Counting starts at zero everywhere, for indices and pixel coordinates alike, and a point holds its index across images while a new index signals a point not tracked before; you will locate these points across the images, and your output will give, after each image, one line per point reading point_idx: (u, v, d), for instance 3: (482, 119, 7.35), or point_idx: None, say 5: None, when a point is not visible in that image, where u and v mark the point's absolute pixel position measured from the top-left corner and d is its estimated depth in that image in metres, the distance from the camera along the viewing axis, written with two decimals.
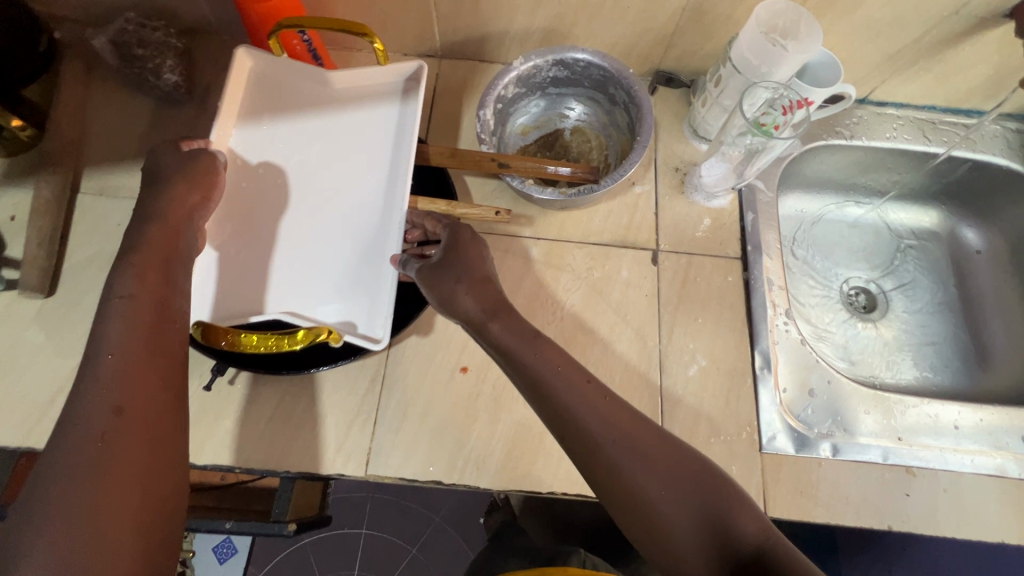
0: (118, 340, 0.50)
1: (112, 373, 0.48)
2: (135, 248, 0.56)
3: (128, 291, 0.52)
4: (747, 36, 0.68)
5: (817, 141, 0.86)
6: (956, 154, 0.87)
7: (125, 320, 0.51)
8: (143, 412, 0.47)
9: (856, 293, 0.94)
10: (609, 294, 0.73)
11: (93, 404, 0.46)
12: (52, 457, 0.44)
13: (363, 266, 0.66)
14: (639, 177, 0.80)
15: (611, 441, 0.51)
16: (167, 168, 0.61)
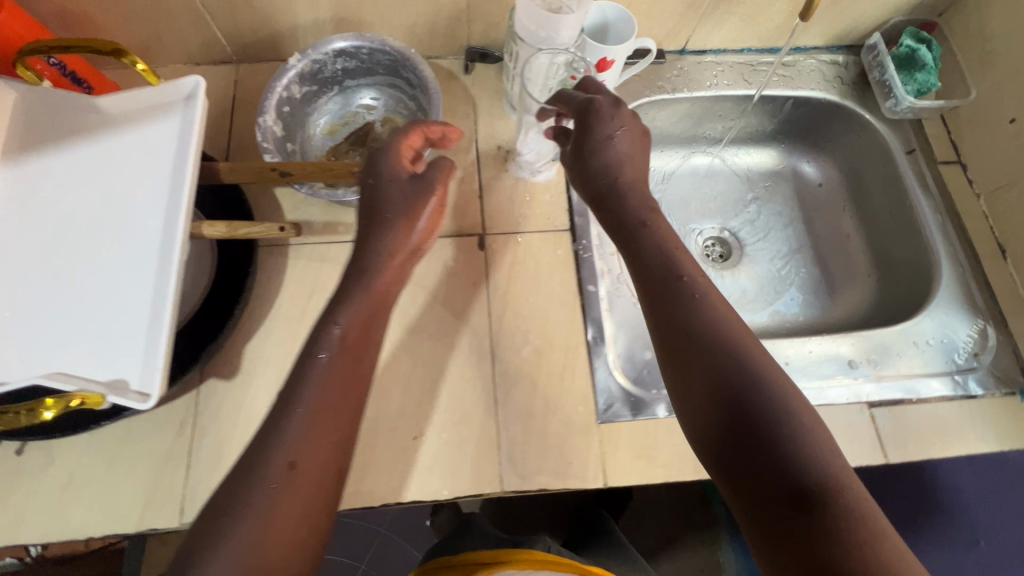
0: (313, 400, 0.48)
1: (301, 431, 0.47)
2: (357, 281, 0.56)
3: (329, 347, 0.51)
4: (524, 7, 0.65)
5: (641, 99, 0.84)
6: (777, 94, 0.88)
7: (328, 373, 0.50)
8: (316, 472, 0.46)
9: (712, 243, 0.95)
10: (434, 288, 0.70)
11: (258, 486, 0.44)
12: (241, 507, 0.43)
13: (126, 314, 0.56)
14: (459, 161, 0.77)
15: (734, 396, 0.46)
16: (399, 190, 0.59)
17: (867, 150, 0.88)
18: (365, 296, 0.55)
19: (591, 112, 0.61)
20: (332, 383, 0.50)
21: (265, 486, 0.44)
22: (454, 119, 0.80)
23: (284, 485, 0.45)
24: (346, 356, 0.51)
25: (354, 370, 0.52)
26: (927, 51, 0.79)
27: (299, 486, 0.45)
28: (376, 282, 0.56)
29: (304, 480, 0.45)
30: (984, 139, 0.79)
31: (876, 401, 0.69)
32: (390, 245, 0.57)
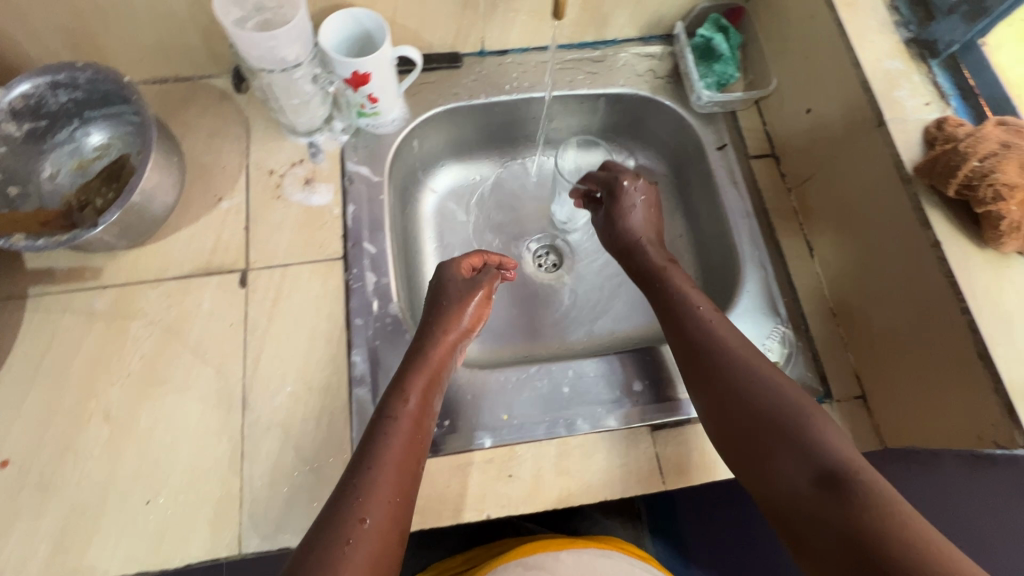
0: (389, 451, 0.52)
1: (388, 472, 0.50)
2: (411, 365, 0.59)
3: (397, 411, 0.55)
4: (242, 44, 0.58)
5: (433, 107, 0.78)
6: (586, 93, 0.82)
7: (397, 437, 0.53)
8: (384, 531, 0.47)
9: (543, 253, 0.90)
10: (186, 334, 0.65)
11: (372, 504, 0.48)
12: (330, 536, 0.45)
13: None
14: (226, 190, 0.72)
15: (771, 403, 0.53)
16: (455, 288, 0.66)
17: (686, 147, 0.83)
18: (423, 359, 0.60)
19: (614, 188, 0.76)
20: (403, 442, 0.53)
21: (350, 519, 0.46)
22: (223, 143, 0.74)
23: (387, 487, 0.49)
24: (421, 375, 0.58)
25: (431, 396, 0.58)
26: (721, 40, 0.75)
27: (390, 484, 0.49)
28: (430, 359, 0.60)
29: (391, 500, 0.49)
30: (789, 129, 0.75)
31: (661, 423, 0.64)
32: (434, 348, 0.61)
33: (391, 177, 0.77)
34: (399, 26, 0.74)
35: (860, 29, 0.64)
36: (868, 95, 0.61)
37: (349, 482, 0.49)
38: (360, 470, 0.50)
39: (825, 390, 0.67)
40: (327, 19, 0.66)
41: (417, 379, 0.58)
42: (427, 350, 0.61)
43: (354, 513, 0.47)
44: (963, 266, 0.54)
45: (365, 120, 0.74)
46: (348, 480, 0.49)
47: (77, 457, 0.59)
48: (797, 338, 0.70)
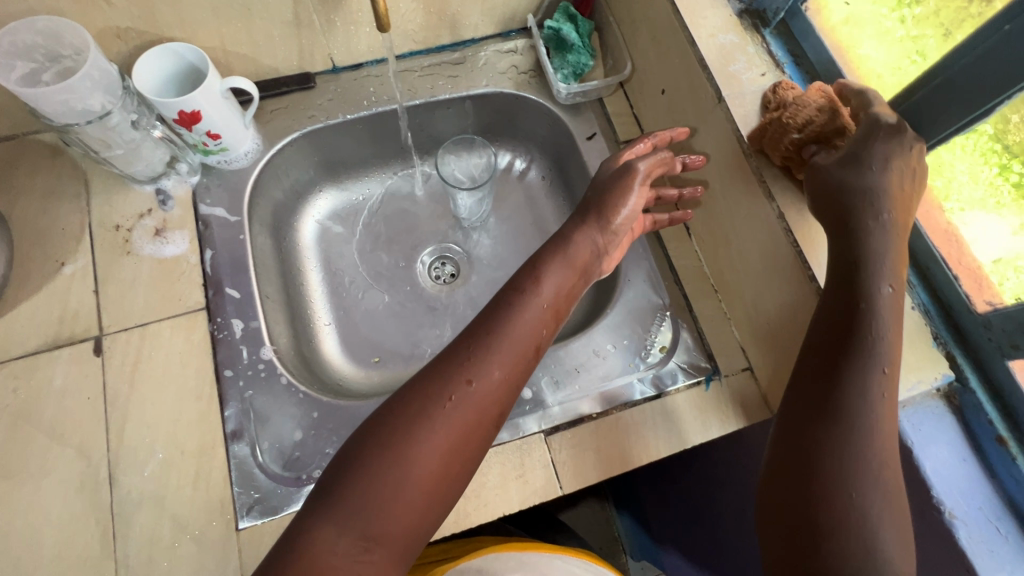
0: (517, 328, 0.52)
1: (504, 344, 0.51)
2: (561, 242, 0.61)
3: (544, 282, 0.57)
4: (35, 105, 0.54)
5: (288, 134, 0.75)
6: (449, 97, 0.79)
7: (527, 314, 0.53)
8: (480, 406, 0.48)
9: (439, 262, 0.88)
10: (39, 415, 0.60)
11: (481, 369, 0.49)
12: (440, 381, 0.47)
13: None
14: (70, 253, 0.67)
15: (876, 391, 0.44)
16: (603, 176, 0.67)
17: (561, 139, 0.82)
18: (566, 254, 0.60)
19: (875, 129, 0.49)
20: (524, 321, 0.53)
21: (459, 376, 0.48)
22: (60, 202, 0.69)
23: (500, 368, 0.49)
24: (558, 263, 0.59)
25: (558, 301, 0.57)
26: (570, 30, 0.74)
27: (506, 359, 0.50)
28: (573, 253, 0.60)
29: (501, 373, 0.49)
30: (651, 111, 0.74)
31: (555, 426, 0.64)
32: (593, 226, 0.63)
33: (253, 215, 0.73)
34: (233, 54, 0.69)
35: (692, 6, 0.63)
36: (705, 72, 0.61)
37: (470, 339, 0.51)
38: (482, 337, 0.51)
39: (713, 366, 0.68)
40: (147, 53, 0.62)
41: (558, 270, 0.58)
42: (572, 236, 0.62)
43: (461, 372, 0.48)
44: (806, 235, 0.55)
45: (214, 157, 0.70)
46: (464, 343, 0.51)
47: None
48: (682, 319, 0.70)
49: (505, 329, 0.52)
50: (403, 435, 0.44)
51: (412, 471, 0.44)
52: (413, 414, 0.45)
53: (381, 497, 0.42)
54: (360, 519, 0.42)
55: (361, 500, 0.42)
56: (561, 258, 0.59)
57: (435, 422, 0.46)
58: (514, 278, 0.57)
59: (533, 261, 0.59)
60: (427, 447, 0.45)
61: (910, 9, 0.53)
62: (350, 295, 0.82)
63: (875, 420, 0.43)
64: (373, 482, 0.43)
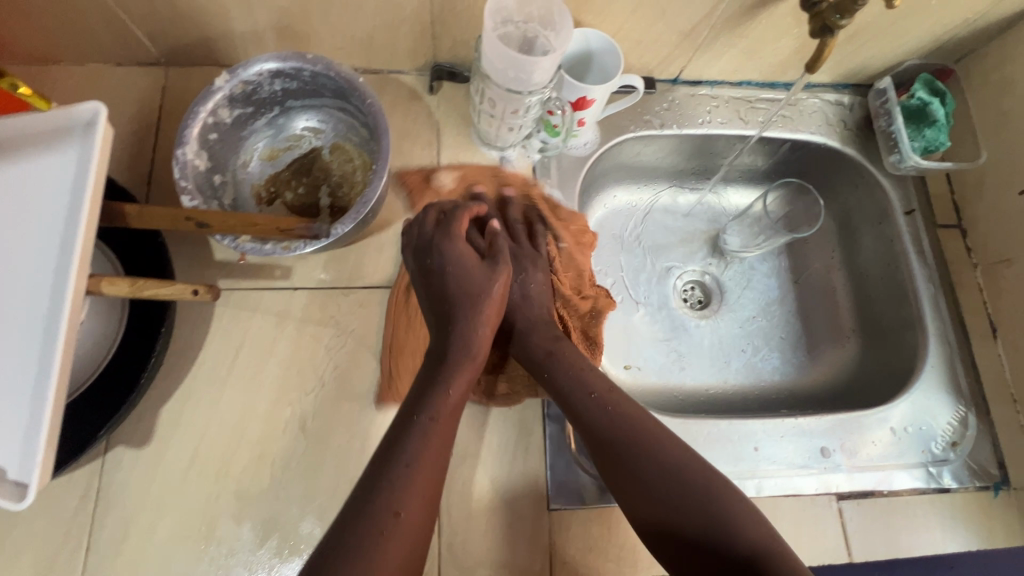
0: (417, 455, 0.48)
1: (421, 443, 0.49)
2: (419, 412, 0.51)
3: (438, 405, 0.52)
4: (489, 42, 0.55)
5: (623, 133, 0.76)
6: (773, 135, 0.80)
7: (427, 438, 0.50)
8: (417, 520, 0.46)
9: (691, 288, 0.90)
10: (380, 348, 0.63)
11: (453, 383, 0.54)
12: (359, 527, 0.43)
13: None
14: (418, 197, 0.69)
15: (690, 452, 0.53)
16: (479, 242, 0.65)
17: (864, 204, 0.81)
18: (454, 376, 0.54)
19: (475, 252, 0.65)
20: (436, 438, 0.50)
21: (443, 391, 0.53)
22: (414, 145, 0.71)
23: (479, 344, 0.58)
24: (462, 357, 0.56)
25: (547, 344, 0.62)
26: (940, 106, 0.72)
27: (469, 369, 0.56)
28: (478, 289, 0.60)
29: (490, 331, 0.59)
30: (987, 207, 0.74)
31: (846, 493, 0.64)
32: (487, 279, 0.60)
33: None
34: None
35: None
36: None
37: (424, 375, 0.55)
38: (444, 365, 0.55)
39: (1002, 475, 0.67)
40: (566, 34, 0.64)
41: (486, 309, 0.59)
42: (481, 312, 0.59)
43: (442, 387, 0.53)
44: None
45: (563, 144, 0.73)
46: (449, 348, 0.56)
47: (275, 464, 0.58)
48: (982, 421, 0.69)
49: (462, 339, 0.57)
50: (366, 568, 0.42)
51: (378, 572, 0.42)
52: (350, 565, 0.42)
53: (407, 503, 0.46)
54: (425, 469, 0.48)
55: (414, 443, 0.49)
56: (539, 339, 0.63)
57: (428, 429, 0.50)
58: (443, 313, 0.59)
59: (471, 290, 0.59)
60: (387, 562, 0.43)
61: None
62: (609, 295, 0.85)
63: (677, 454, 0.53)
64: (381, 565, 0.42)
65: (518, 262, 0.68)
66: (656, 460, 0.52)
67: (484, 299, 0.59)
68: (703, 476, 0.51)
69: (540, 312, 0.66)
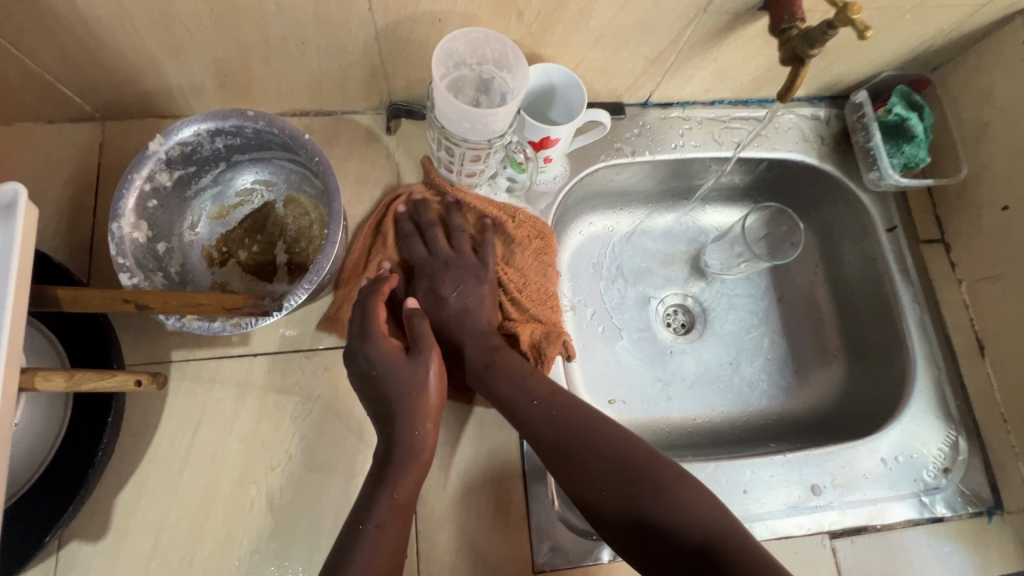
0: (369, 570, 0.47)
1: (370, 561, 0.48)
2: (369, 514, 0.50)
3: (382, 516, 0.50)
4: (440, 95, 0.51)
5: (594, 162, 0.72)
6: (748, 155, 0.77)
7: (376, 549, 0.48)
8: None
9: (674, 311, 0.87)
10: (348, 414, 0.60)
11: (399, 487, 0.52)
12: None
13: None
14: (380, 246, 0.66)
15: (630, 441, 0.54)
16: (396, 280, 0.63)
17: (845, 220, 0.79)
18: (402, 477, 0.52)
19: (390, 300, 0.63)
20: (385, 552, 0.49)
21: (385, 499, 0.51)
22: (373, 190, 0.67)
23: (421, 445, 0.53)
24: (409, 463, 0.52)
25: (483, 357, 0.60)
26: (918, 121, 0.69)
27: (420, 463, 0.53)
28: (416, 384, 0.54)
29: (433, 428, 0.54)
30: (971, 223, 0.71)
31: (839, 530, 0.63)
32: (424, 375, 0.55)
33: None
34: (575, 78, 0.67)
35: None
36: None
37: (373, 479, 0.52)
38: (388, 470, 0.52)
39: (995, 499, 0.66)
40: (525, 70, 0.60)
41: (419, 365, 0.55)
42: (421, 410, 0.54)
43: (388, 494, 0.51)
44: None
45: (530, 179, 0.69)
46: (396, 450, 0.53)
47: (242, 548, 0.55)
48: (973, 444, 0.68)
49: (404, 440, 0.53)
50: None
51: None
52: None
53: None
54: None
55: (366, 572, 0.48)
56: (477, 354, 0.60)
57: (375, 542, 0.49)
58: (384, 406, 0.55)
59: (404, 389, 0.54)
60: None
61: None
62: (589, 326, 0.82)
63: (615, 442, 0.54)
64: None
65: (455, 275, 0.64)
66: (591, 455, 0.53)
67: (421, 395, 0.54)
68: (644, 453, 0.53)
69: (479, 327, 0.62)
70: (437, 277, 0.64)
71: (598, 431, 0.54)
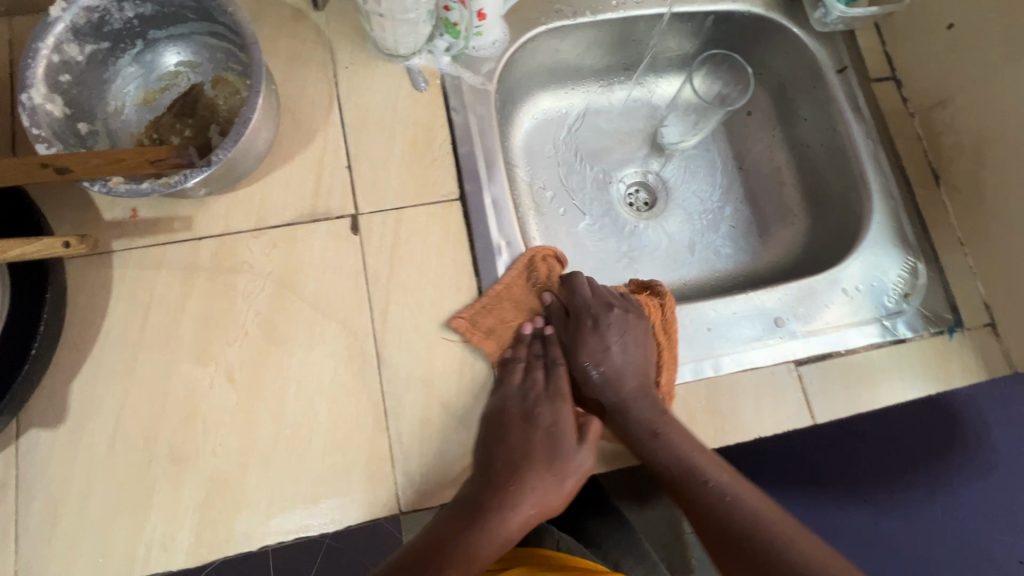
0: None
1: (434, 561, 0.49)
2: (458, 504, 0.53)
3: (507, 535, 0.53)
4: None
5: (535, 27, 0.70)
6: (693, 10, 0.75)
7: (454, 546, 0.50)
8: None
9: (636, 190, 0.86)
10: (303, 288, 0.59)
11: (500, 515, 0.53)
12: None
13: None
14: (319, 124, 0.64)
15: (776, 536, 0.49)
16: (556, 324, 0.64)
17: (795, 70, 0.78)
18: (494, 497, 0.54)
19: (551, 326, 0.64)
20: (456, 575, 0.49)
21: (499, 541, 0.52)
22: (306, 69, 0.65)
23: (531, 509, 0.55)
24: (540, 475, 0.56)
25: (648, 424, 0.57)
26: None
27: (536, 499, 0.55)
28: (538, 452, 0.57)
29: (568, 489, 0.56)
30: (919, 51, 0.70)
31: (804, 359, 0.63)
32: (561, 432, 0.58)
33: None
34: None
35: None
36: None
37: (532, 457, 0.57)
38: (506, 489, 0.54)
39: (955, 318, 0.67)
40: None
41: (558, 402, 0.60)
42: (558, 454, 0.56)
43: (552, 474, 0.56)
44: None
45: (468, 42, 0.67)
46: (503, 461, 0.55)
47: (206, 425, 0.54)
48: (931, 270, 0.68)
49: (515, 514, 0.54)
50: None
51: None
52: None
53: None
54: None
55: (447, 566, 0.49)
56: (638, 416, 0.58)
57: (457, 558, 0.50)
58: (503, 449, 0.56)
59: (560, 457, 0.56)
60: None
61: None
62: (551, 208, 0.82)
63: (756, 522, 0.51)
64: None
65: (623, 323, 0.62)
66: (721, 505, 0.52)
67: (550, 459, 0.56)
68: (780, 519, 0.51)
69: (641, 389, 0.60)
70: (602, 324, 0.62)
71: (720, 493, 0.53)
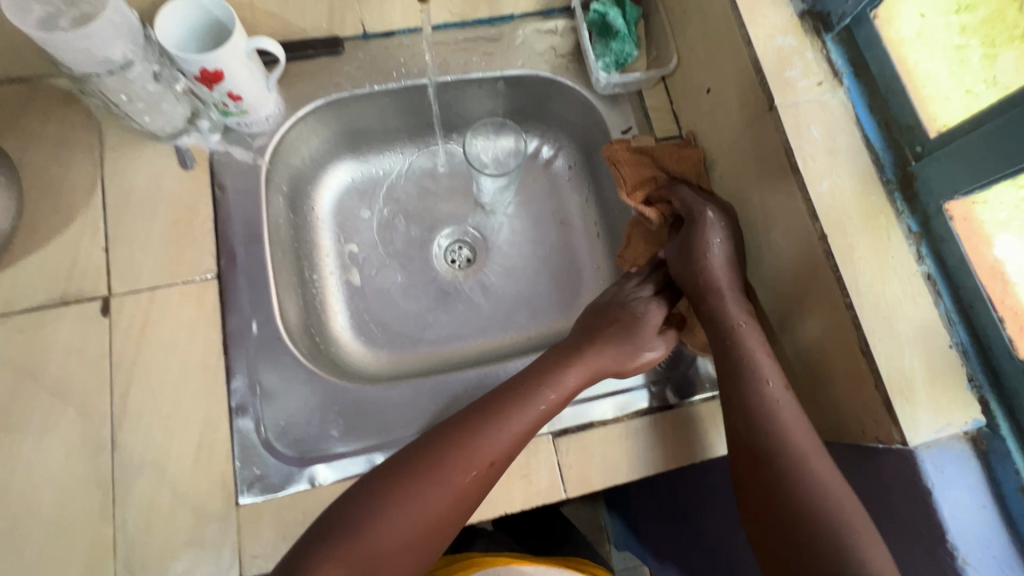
0: (407, 478, 0.52)
1: (429, 468, 0.52)
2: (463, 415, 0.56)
3: (512, 434, 0.56)
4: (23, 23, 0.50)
5: (313, 101, 0.72)
6: (481, 76, 0.76)
7: (451, 447, 0.53)
8: (367, 528, 0.49)
9: (457, 246, 0.85)
10: (43, 373, 0.59)
11: (507, 423, 0.56)
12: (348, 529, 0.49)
13: None
14: (80, 206, 0.65)
15: (814, 457, 0.50)
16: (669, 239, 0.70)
17: (593, 130, 0.79)
18: (505, 408, 0.57)
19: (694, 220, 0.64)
20: (438, 484, 0.52)
21: (508, 434, 0.55)
22: (71, 152, 0.66)
23: (577, 373, 0.61)
24: (572, 370, 0.61)
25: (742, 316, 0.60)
26: (617, 15, 0.69)
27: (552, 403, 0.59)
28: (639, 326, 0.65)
29: (546, 409, 0.58)
30: (693, 113, 0.71)
31: (563, 429, 0.63)
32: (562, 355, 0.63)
33: (272, 179, 0.71)
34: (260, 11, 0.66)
35: (751, 3, 0.59)
36: (759, 76, 0.58)
37: (495, 398, 0.58)
38: (545, 381, 0.60)
39: None
40: (172, 4, 0.57)
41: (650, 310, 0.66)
42: (636, 334, 0.64)
43: (505, 421, 0.56)
44: (849, 260, 0.52)
45: (233, 119, 0.67)
46: (550, 368, 0.61)
47: None
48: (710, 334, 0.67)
49: (523, 415, 0.57)
50: (377, 518, 0.49)
51: (381, 534, 0.49)
52: (398, 486, 0.51)
53: (405, 530, 0.50)
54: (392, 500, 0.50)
55: (400, 508, 0.50)
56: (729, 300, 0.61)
57: (444, 459, 0.53)
58: (540, 358, 0.63)
59: (619, 355, 0.63)
60: (389, 516, 0.50)
61: (959, 17, 0.49)
62: (362, 270, 0.81)
63: (810, 453, 0.51)
64: (353, 538, 0.48)
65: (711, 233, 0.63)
66: (793, 421, 0.53)
67: (627, 333, 0.64)
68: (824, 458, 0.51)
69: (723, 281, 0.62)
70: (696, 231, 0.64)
71: (759, 376, 0.55)
